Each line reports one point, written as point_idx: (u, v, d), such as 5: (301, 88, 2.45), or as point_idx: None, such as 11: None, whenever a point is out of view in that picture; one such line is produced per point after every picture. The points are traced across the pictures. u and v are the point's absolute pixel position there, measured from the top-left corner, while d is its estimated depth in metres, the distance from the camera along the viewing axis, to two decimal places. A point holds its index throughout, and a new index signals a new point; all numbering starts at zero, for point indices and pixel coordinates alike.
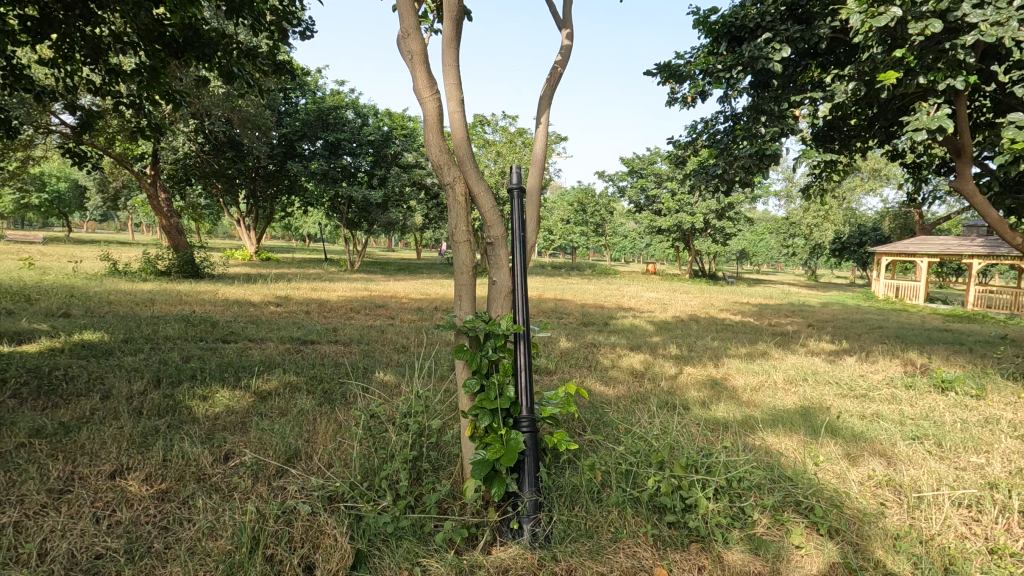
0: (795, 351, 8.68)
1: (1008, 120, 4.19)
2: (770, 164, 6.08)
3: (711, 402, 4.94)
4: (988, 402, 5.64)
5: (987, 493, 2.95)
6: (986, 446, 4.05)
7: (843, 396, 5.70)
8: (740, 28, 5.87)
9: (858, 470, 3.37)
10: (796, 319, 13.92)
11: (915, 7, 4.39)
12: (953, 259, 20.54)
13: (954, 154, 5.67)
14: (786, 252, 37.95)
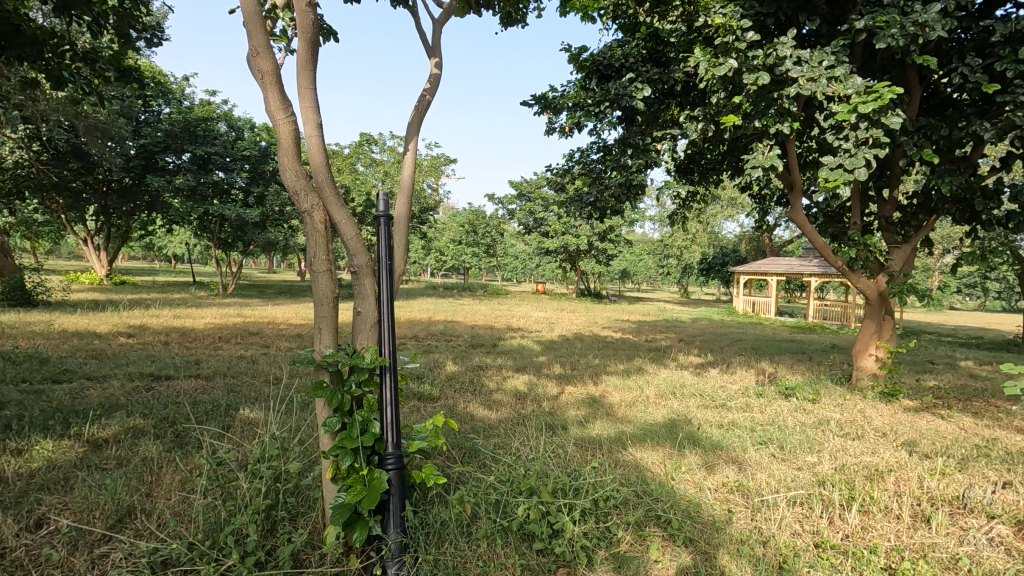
0: (667, 365, 9.33)
1: (822, 162, 4.90)
2: (638, 193, 6.56)
3: (588, 421, 5.13)
4: (821, 405, 6.43)
5: (816, 491, 3.32)
6: (818, 446, 4.60)
7: (706, 406, 6.19)
8: (607, 66, 6.32)
9: (713, 479, 3.66)
10: (669, 334, 15.04)
11: (748, 60, 5.01)
12: (796, 277, 23.41)
13: (787, 188, 6.47)
14: (662, 272, 41.06)
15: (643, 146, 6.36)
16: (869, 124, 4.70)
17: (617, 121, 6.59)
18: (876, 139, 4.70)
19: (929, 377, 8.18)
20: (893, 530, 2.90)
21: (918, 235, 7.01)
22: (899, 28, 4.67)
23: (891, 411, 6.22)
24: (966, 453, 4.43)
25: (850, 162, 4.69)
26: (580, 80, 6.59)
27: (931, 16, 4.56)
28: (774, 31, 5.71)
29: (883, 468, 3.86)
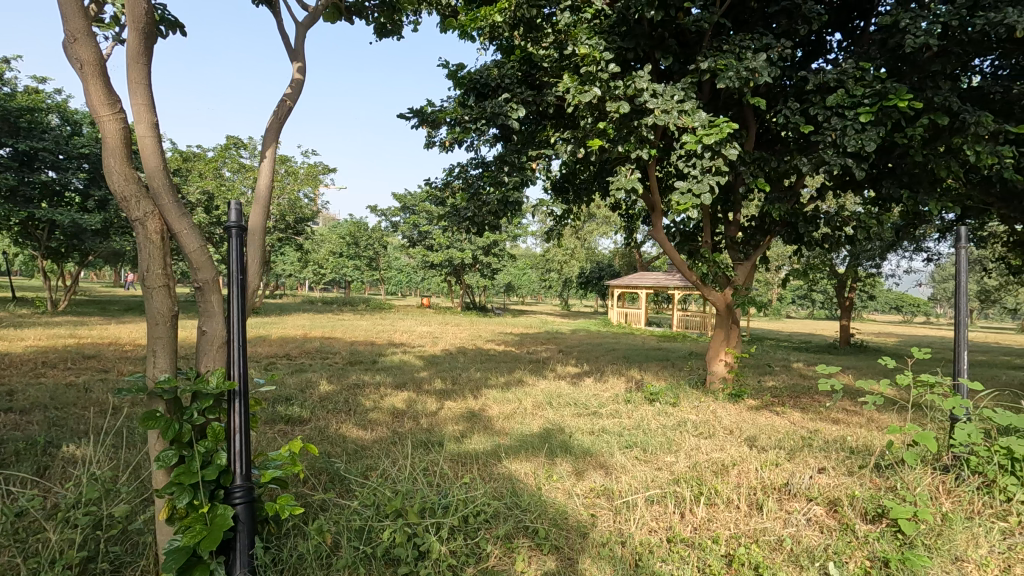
0: (545, 376, 9.63)
1: (675, 187, 5.41)
2: (514, 210, 6.76)
3: (465, 436, 5.12)
4: (680, 408, 7.03)
5: (670, 489, 3.59)
6: (676, 446, 4.99)
7: (579, 414, 6.47)
8: (484, 85, 6.46)
9: (581, 484, 3.82)
10: (550, 345, 15.60)
11: (611, 89, 5.43)
12: (663, 290, 25.48)
13: (649, 209, 7.02)
14: (545, 286, 42.59)
15: (519, 164, 6.58)
16: (712, 155, 5.28)
17: (493, 138, 6.76)
18: (718, 168, 5.29)
19: (767, 378, 9.29)
20: (733, 519, 3.21)
21: (756, 253, 7.97)
22: (735, 71, 5.33)
23: (737, 410, 6.96)
24: (794, 444, 5.07)
25: (697, 187, 5.23)
26: (457, 95, 6.67)
27: (759, 64, 5.26)
28: (634, 64, 6.24)
29: (728, 462, 4.28)
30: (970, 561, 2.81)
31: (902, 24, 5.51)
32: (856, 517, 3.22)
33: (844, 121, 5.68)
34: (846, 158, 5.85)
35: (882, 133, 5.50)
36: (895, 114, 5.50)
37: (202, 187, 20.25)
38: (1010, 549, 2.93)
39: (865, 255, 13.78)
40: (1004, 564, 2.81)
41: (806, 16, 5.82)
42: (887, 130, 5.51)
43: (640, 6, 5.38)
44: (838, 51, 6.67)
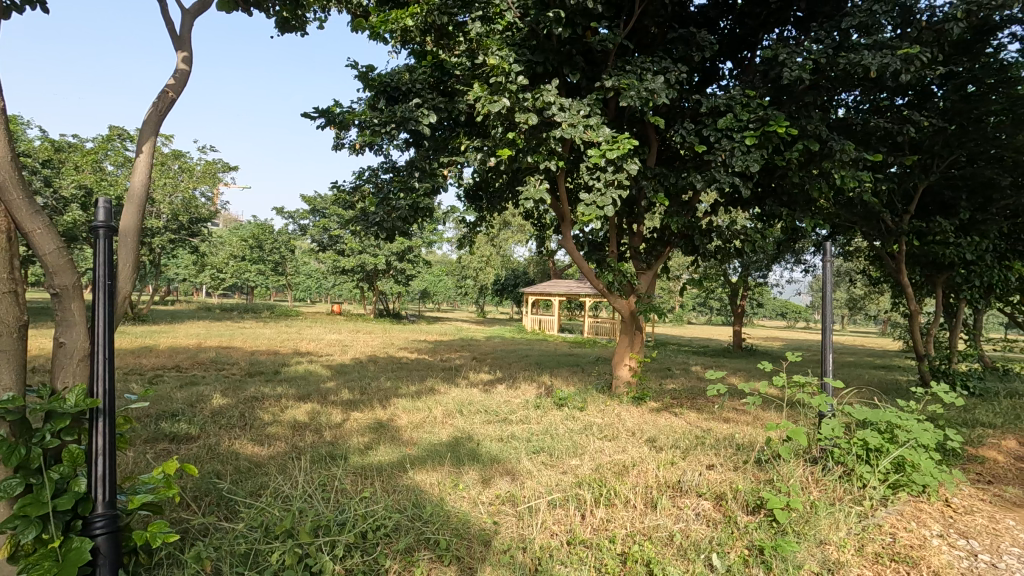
0: (457, 384, 9.58)
1: (581, 198, 5.61)
2: (424, 216, 6.68)
3: (371, 447, 4.97)
4: (587, 412, 7.26)
5: (572, 492, 3.69)
6: (581, 449, 5.14)
7: (489, 422, 6.50)
8: (394, 89, 6.36)
9: (487, 492, 3.83)
10: (464, 352, 15.55)
11: (520, 100, 5.54)
12: (575, 297, 26.27)
13: (558, 218, 7.21)
14: (461, 292, 42.50)
15: (430, 170, 6.54)
16: (615, 169, 5.54)
17: (404, 143, 6.66)
18: (620, 182, 5.55)
19: (668, 381, 9.82)
20: (629, 518, 3.35)
21: (657, 263, 8.44)
22: (636, 91, 5.62)
23: (639, 412, 7.30)
24: (689, 443, 5.40)
25: (600, 200, 5.46)
26: (367, 98, 6.51)
27: (658, 86, 5.60)
28: (544, 78, 6.42)
29: (628, 463, 4.47)
30: (831, 543, 3.12)
31: (781, 58, 6.10)
32: (738, 509, 3.48)
33: (733, 143, 6.18)
34: (734, 177, 6.36)
35: (764, 155, 6.04)
36: (775, 139, 6.06)
37: (78, 181, 18.20)
38: (864, 530, 3.30)
39: (754, 266, 15.03)
40: (858, 543, 3.16)
41: (700, 44, 6.28)
42: (769, 153, 6.06)
43: (549, 22, 5.55)
44: (729, 78, 7.25)
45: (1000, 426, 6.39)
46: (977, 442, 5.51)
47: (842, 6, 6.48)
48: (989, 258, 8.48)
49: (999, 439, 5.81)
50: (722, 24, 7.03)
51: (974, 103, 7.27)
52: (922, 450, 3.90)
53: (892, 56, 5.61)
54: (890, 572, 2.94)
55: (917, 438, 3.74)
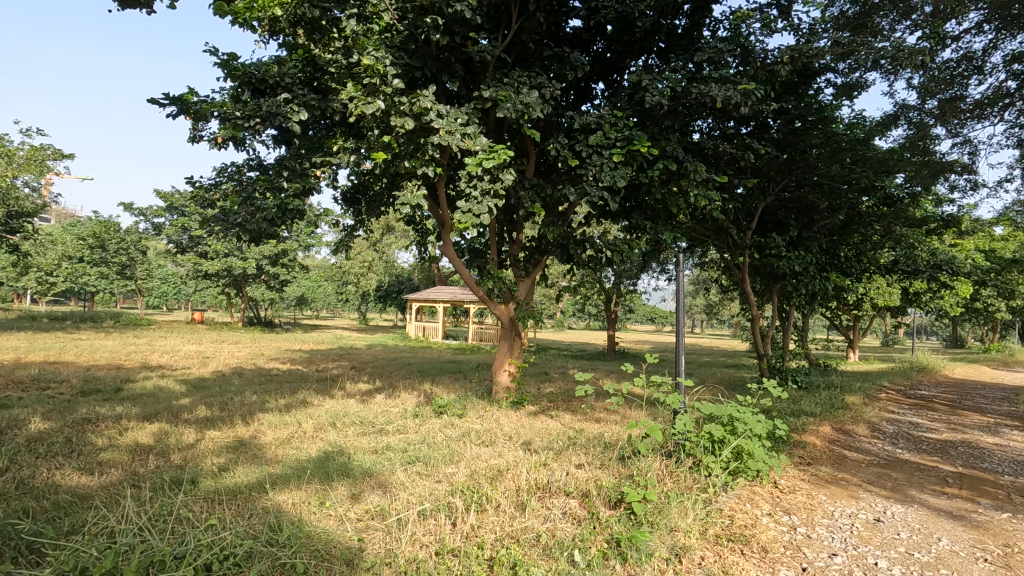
0: (332, 395, 9.11)
1: (458, 206, 5.64)
2: (293, 218, 6.27)
3: (228, 469, 4.55)
4: (466, 419, 7.26)
5: (443, 501, 3.67)
6: (458, 456, 5.13)
7: (364, 434, 6.25)
8: (260, 82, 5.93)
9: (355, 508, 3.68)
10: (342, 362, 14.88)
11: (396, 104, 5.45)
12: (459, 304, 26.31)
13: (439, 225, 7.16)
14: (342, 299, 40.68)
15: (301, 170, 6.19)
16: (492, 179, 5.66)
17: (272, 140, 6.24)
18: (496, 192, 5.68)
19: (545, 385, 10.15)
20: (499, 521, 3.40)
21: (535, 271, 8.71)
22: (513, 103, 5.77)
23: (517, 417, 7.46)
24: (561, 444, 5.61)
25: (477, 208, 5.53)
26: (228, 88, 5.99)
27: (532, 100, 5.80)
28: (422, 83, 6.37)
29: (502, 467, 4.54)
30: (680, 529, 3.40)
31: (644, 83, 6.62)
32: (601, 505, 3.68)
33: (602, 159, 6.59)
34: (603, 191, 6.77)
35: (629, 172, 6.51)
36: (638, 158, 6.56)
37: None
38: (708, 515, 3.64)
39: (624, 274, 16.10)
40: (702, 527, 3.48)
41: (573, 63, 6.63)
42: (633, 170, 6.55)
43: (427, 27, 5.55)
44: (601, 98, 7.72)
45: (819, 414, 7.45)
46: (800, 429, 6.36)
47: (696, 41, 7.19)
48: (811, 270, 9.87)
49: (817, 425, 6.77)
50: (594, 46, 7.47)
51: (800, 136, 8.44)
52: (756, 439, 4.41)
53: (734, 90, 6.34)
54: (728, 550, 3.28)
55: (752, 429, 4.22)
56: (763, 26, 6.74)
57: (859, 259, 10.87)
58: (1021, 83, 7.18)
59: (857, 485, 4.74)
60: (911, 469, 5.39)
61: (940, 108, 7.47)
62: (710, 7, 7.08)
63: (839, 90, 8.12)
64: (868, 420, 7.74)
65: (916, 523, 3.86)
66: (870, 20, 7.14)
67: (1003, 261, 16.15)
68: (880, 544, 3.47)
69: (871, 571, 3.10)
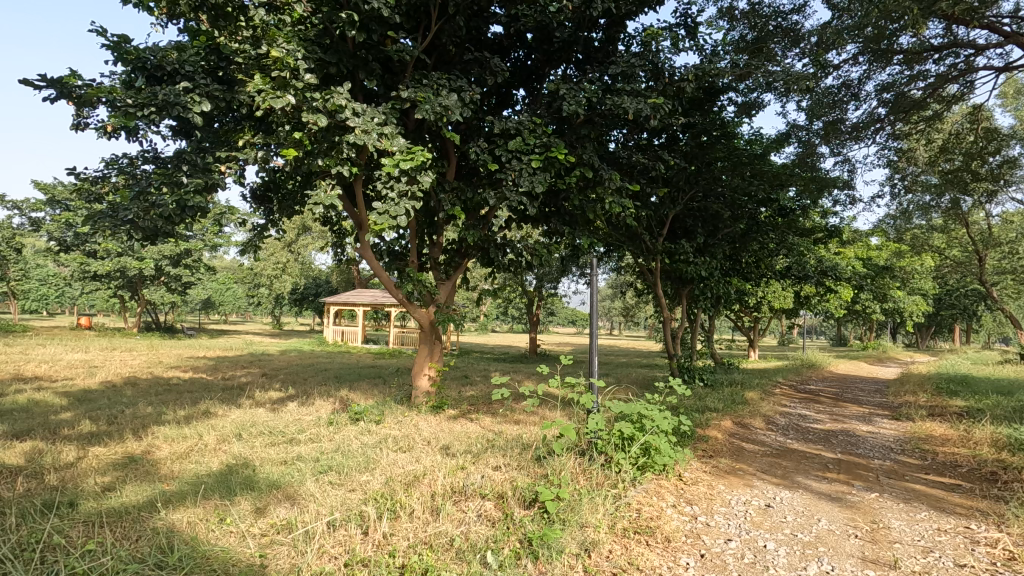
0: (239, 405, 8.58)
1: (374, 207, 5.51)
2: (194, 216, 5.84)
3: (114, 488, 4.16)
4: (384, 425, 7.10)
5: (355, 510, 3.57)
6: (373, 463, 5.00)
7: (272, 444, 5.94)
8: (157, 68, 5.50)
9: (260, 522, 3.50)
10: (251, 369, 14.05)
11: (308, 100, 5.25)
12: (380, 308, 25.67)
13: (357, 227, 6.95)
14: (253, 303, 38.47)
15: (203, 165, 5.81)
16: (409, 180, 5.59)
17: (170, 131, 5.80)
18: (414, 193, 5.61)
19: (466, 388, 10.14)
20: (412, 528, 3.36)
21: (455, 274, 8.66)
22: (431, 105, 5.72)
23: (436, 421, 7.40)
24: (479, 447, 5.62)
25: (394, 210, 5.43)
26: (118, 73, 5.49)
27: (451, 102, 5.79)
28: (338, 79, 6.18)
29: (419, 472, 4.47)
30: (590, 525, 3.50)
31: (561, 92, 6.80)
32: (515, 505, 3.72)
33: (521, 164, 6.70)
34: (522, 196, 6.87)
35: (547, 178, 6.67)
36: (556, 164, 6.74)
37: None
38: (617, 509, 3.79)
39: (545, 278, 16.43)
40: (612, 521, 3.62)
41: (493, 68, 6.69)
42: (551, 176, 6.71)
43: (342, 23, 5.40)
44: (521, 104, 7.84)
45: (721, 410, 7.98)
46: (704, 424, 6.79)
47: (611, 55, 7.49)
48: (716, 275, 10.56)
49: (719, 420, 7.25)
50: (515, 53, 7.59)
51: (705, 150, 9.01)
52: (663, 435, 4.65)
53: (645, 104, 6.68)
54: (634, 542, 3.43)
55: (659, 425, 4.45)
56: (671, 45, 7.15)
57: (757, 265, 11.77)
58: (889, 110, 8.10)
59: (752, 474, 5.12)
60: (799, 457, 5.90)
61: (824, 129, 8.27)
62: (624, 23, 7.41)
63: (739, 108, 8.76)
64: (764, 414, 8.40)
65: (800, 506, 4.24)
66: (765, 46, 7.76)
67: (876, 268, 18.12)
68: (770, 527, 3.78)
69: (761, 552, 3.37)
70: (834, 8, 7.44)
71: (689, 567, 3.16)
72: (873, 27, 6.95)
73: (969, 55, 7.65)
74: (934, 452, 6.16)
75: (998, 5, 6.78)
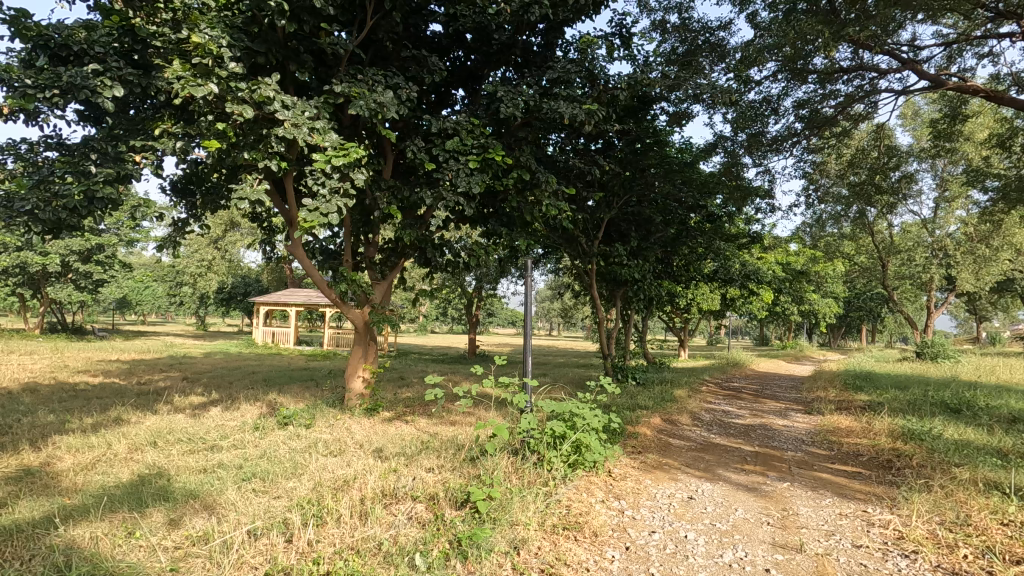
0: (155, 411, 8.05)
1: (303, 203, 5.33)
2: (102, 208, 5.43)
3: (6, 505, 3.79)
4: (314, 429, 6.87)
5: (279, 518, 3.44)
6: (301, 469, 4.83)
7: (191, 452, 5.61)
8: (62, 48, 5.08)
9: (174, 535, 3.30)
10: (171, 372, 13.21)
11: (232, 89, 5.02)
12: (314, 308, 24.78)
13: (288, 224, 6.69)
14: (175, 302, 36.19)
15: (115, 154, 5.42)
16: (341, 177, 5.45)
17: (77, 116, 5.37)
18: (346, 191, 5.47)
19: (402, 390, 9.98)
20: (340, 533, 3.27)
21: (392, 274, 8.50)
22: (366, 101, 5.60)
23: (370, 424, 7.24)
24: (413, 450, 5.55)
25: (325, 207, 5.28)
26: (17, 50, 5.03)
27: (387, 99, 5.69)
28: (267, 69, 5.95)
29: (350, 476, 4.37)
30: (520, 522, 3.54)
31: (499, 94, 6.83)
32: (447, 506, 3.70)
33: (458, 164, 6.68)
34: (459, 197, 6.85)
35: (484, 178, 6.69)
36: (493, 166, 6.77)
37: None
38: (548, 506, 3.85)
39: (484, 279, 16.44)
40: (542, 518, 3.67)
41: (431, 67, 6.63)
42: (488, 177, 6.74)
43: (272, 12, 5.19)
44: (460, 104, 7.82)
45: (651, 407, 8.28)
46: (634, 421, 7.03)
47: (549, 60, 7.61)
48: (648, 278, 10.94)
49: (649, 417, 7.52)
50: (454, 53, 7.56)
51: (639, 156, 9.33)
52: (594, 433, 4.77)
53: (580, 109, 6.83)
54: (563, 537, 3.51)
55: (589, 423, 4.57)
56: (606, 53, 7.35)
57: (686, 268, 12.30)
58: (805, 125, 8.70)
59: (677, 468, 5.35)
60: (721, 451, 6.22)
61: (747, 141, 8.78)
62: (562, 29, 7.55)
63: (671, 117, 9.13)
64: (690, 410, 8.80)
65: (719, 497, 4.47)
66: (694, 59, 8.14)
67: (794, 272, 19.39)
68: (691, 518, 3.96)
69: (682, 542, 3.53)
70: (756, 28, 7.90)
71: (614, 560, 3.26)
72: (790, 48, 7.44)
73: (873, 77, 8.33)
74: (840, 443, 6.67)
75: (897, 34, 7.44)
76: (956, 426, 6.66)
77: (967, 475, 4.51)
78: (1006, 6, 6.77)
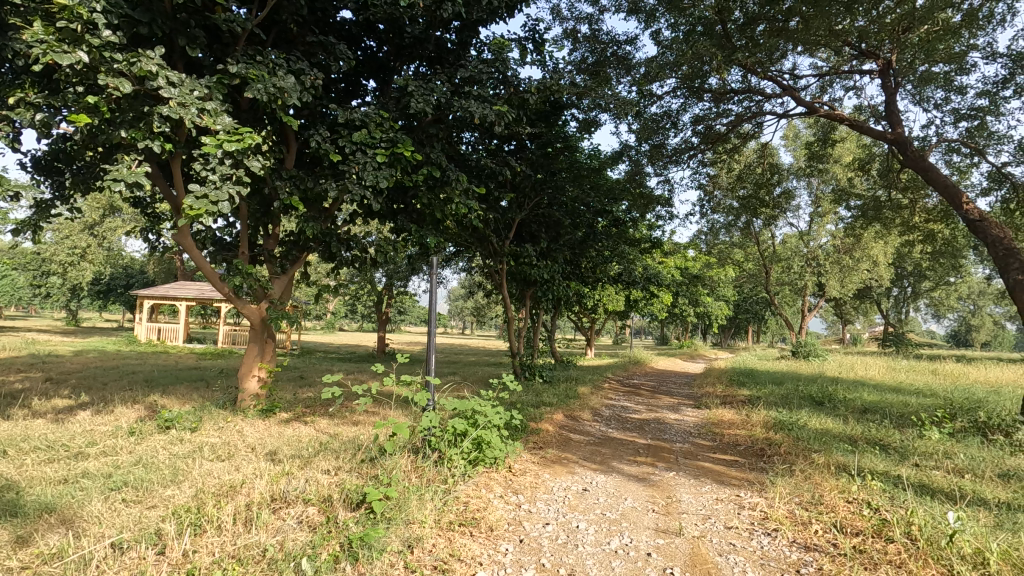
0: (9, 415, 7.12)
1: (189, 190, 4.95)
2: None
3: None
4: (200, 432, 6.40)
5: (150, 529, 3.19)
6: (182, 475, 4.48)
7: (51, 461, 5.03)
8: None
9: (22, 555, 2.95)
10: (31, 372, 11.73)
11: (106, 60, 4.56)
12: (207, 302, 23.04)
13: (172, 210, 6.14)
14: (39, 294, 32.14)
15: None
16: (234, 163, 5.11)
17: None
18: (239, 178, 5.14)
19: (303, 390, 9.53)
20: (219, 542, 3.08)
21: (293, 268, 8.05)
22: (264, 85, 5.30)
23: (264, 426, 6.84)
24: (310, 451, 5.33)
25: (215, 194, 4.93)
26: None
27: (288, 85, 5.42)
28: (151, 42, 5.45)
29: (237, 481, 4.12)
30: (416, 521, 3.52)
31: (409, 89, 6.73)
32: (340, 508, 3.59)
33: (365, 157, 6.50)
34: (365, 191, 6.66)
35: (392, 173, 6.55)
36: (402, 161, 6.65)
37: None
38: (445, 503, 3.86)
39: (395, 276, 16.10)
40: (438, 516, 3.66)
41: (339, 55, 6.40)
42: (397, 172, 6.62)
43: None
44: (370, 96, 7.62)
45: (555, 404, 8.53)
46: (538, 417, 7.21)
47: (463, 58, 7.61)
48: (557, 278, 11.26)
49: (552, 414, 7.74)
50: (365, 43, 7.34)
51: (549, 159, 9.57)
52: (495, 430, 4.85)
53: (491, 110, 6.89)
54: (458, 534, 3.53)
55: (490, 420, 4.63)
56: (518, 57, 7.46)
57: (593, 270, 12.79)
58: (700, 139, 9.36)
59: (575, 462, 5.56)
60: (617, 444, 6.55)
61: (649, 151, 9.29)
62: (475, 29, 7.58)
63: (580, 124, 9.45)
64: (591, 406, 9.16)
65: (612, 488, 4.71)
66: (602, 70, 8.50)
67: (690, 276, 20.78)
68: (583, 509, 4.14)
69: (573, 533, 3.68)
70: (659, 45, 8.37)
71: (507, 553, 3.34)
72: (688, 66, 7.97)
73: (759, 100, 9.13)
74: (722, 434, 7.24)
75: (779, 62, 8.21)
76: (819, 417, 7.45)
77: (822, 460, 5.09)
78: (867, 47, 7.68)
